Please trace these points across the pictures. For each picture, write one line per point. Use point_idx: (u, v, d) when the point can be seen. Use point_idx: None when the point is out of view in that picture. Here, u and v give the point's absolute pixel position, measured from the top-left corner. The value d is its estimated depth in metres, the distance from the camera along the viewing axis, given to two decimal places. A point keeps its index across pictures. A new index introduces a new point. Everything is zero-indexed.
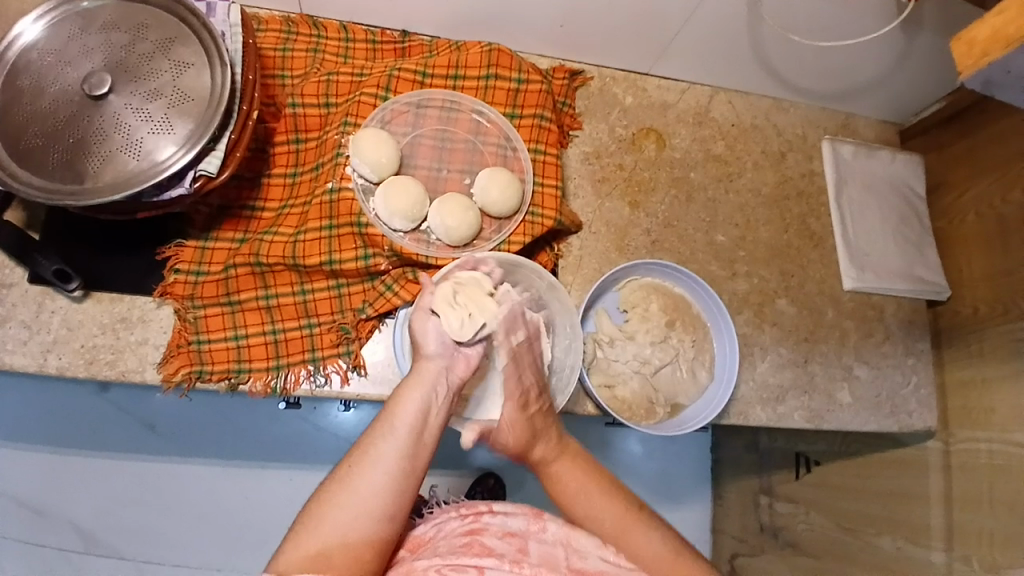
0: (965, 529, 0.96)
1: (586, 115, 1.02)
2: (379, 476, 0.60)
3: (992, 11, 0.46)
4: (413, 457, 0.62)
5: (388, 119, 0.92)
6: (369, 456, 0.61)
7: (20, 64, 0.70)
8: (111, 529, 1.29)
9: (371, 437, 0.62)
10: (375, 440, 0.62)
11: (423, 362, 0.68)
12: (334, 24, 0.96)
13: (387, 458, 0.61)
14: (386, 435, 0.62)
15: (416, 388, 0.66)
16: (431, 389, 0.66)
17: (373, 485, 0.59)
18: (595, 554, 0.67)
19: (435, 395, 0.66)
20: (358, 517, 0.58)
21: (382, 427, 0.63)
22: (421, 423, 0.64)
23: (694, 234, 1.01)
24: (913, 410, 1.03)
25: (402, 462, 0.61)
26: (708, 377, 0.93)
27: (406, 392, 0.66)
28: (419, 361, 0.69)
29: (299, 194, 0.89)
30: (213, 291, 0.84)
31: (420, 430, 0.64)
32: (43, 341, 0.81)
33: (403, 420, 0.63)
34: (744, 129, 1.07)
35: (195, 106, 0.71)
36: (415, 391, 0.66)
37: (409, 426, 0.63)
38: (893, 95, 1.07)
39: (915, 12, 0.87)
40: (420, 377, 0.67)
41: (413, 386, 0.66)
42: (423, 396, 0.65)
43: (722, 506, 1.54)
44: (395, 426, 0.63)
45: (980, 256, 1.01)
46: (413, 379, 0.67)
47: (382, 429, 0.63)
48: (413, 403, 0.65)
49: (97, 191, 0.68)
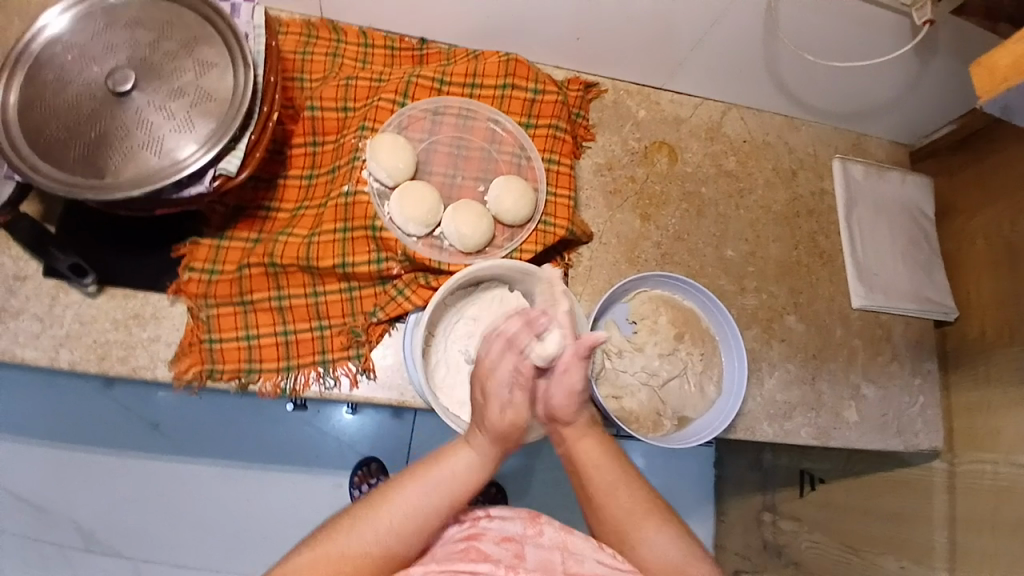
0: (969, 552, 0.96)
1: (600, 127, 1.02)
2: (401, 520, 0.62)
3: (1015, 37, 0.47)
4: (438, 515, 0.63)
5: (404, 125, 0.92)
6: (398, 496, 0.63)
7: (44, 58, 0.71)
8: (109, 526, 1.29)
9: (413, 477, 0.64)
10: (410, 483, 0.63)
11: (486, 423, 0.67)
12: (353, 30, 0.97)
13: (415, 504, 0.62)
14: (424, 483, 0.63)
15: (467, 450, 0.66)
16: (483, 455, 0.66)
17: (393, 525, 0.61)
18: (592, 557, 0.66)
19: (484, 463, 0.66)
20: (369, 544, 0.60)
21: (423, 473, 0.64)
22: (458, 484, 0.64)
23: (704, 248, 1.01)
24: (919, 431, 1.02)
25: (427, 514, 0.62)
26: (716, 391, 0.93)
27: (458, 450, 0.66)
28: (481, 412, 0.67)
29: (314, 196, 0.90)
30: (226, 290, 0.85)
31: (457, 491, 0.64)
32: (55, 334, 0.81)
33: (444, 476, 0.64)
34: (756, 146, 1.08)
35: (217, 106, 0.72)
36: (464, 450, 0.66)
37: (449, 484, 0.64)
38: (904, 117, 1.08)
39: (930, 36, 0.88)
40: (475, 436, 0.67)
41: (467, 448, 0.66)
42: (472, 461, 0.65)
43: (723, 523, 1.53)
44: (434, 476, 0.64)
45: (989, 279, 1.01)
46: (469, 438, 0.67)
47: (422, 475, 0.64)
48: (459, 464, 0.65)
49: (116, 185, 0.68)
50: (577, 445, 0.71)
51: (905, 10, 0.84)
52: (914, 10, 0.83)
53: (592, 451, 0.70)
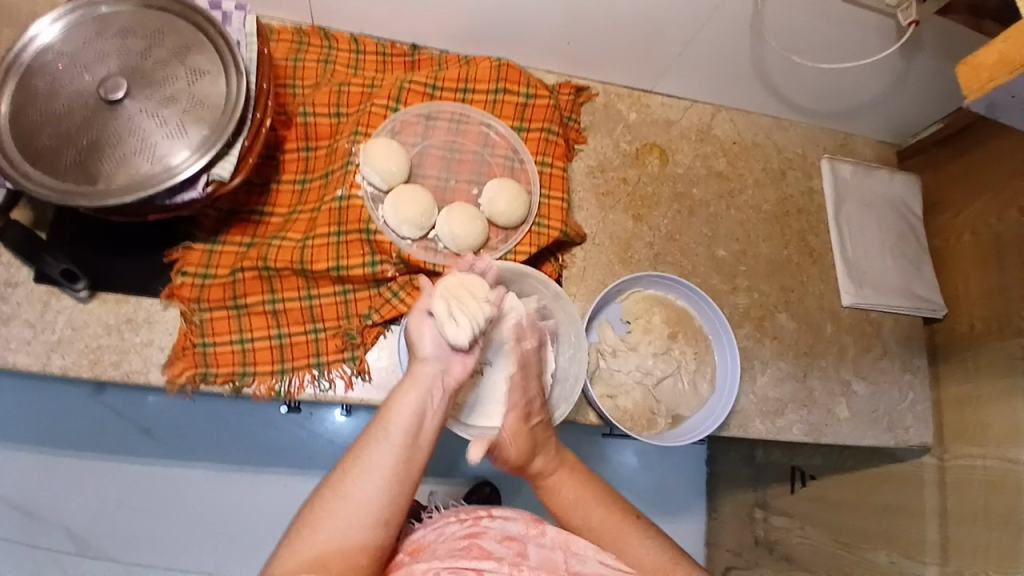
0: (959, 544, 0.97)
1: (591, 130, 1.03)
2: (372, 484, 0.59)
3: (1000, 36, 0.48)
4: (405, 462, 0.61)
5: (398, 130, 0.93)
6: (359, 463, 0.60)
7: (34, 66, 0.71)
8: (103, 533, 1.28)
9: (365, 443, 0.61)
10: (366, 446, 0.61)
11: (421, 363, 0.66)
12: (344, 37, 0.98)
13: (378, 463, 0.60)
14: (378, 440, 0.61)
15: (411, 390, 0.64)
16: (427, 394, 0.64)
17: (365, 491, 0.59)
18: (593, 557, 0.66)
19: (432, 399, 0.64)
20: (349, 519, 0.57)
21: (375, 431, 0.62)
22: (412, 426, 0.62)
23: (696, 248, 1.02)
24: (909, 426, 1.04)
25: (394, 465, 0.60)
26: (709, 390, 0.94)
27: (400, 394, 0.64)
28: (414, 362, 0.66)
29: (308, 201, 0.90)
30: (219, 294, 0.85)
31: (414, 432, 0.62)
32: (47, 340, 0.81)
33: (395, 424, 0.62)
34: (746, 146, 1.09)
35: (210, 112, 0.72)
36: (407, 392, 0.64)
37: (405, 429, 0.62)
38: (891, 116, 1.10)
39: (915, 35, 0.90)
40: (413, 377, 0.65)
41: (409, 388, 0.64)
42: (417, 397, 0.64)
43: (717, 521, 1.54)
44: (388, 430, 0.61)
45: (976, 274, 1.03)
46: (408, 382, 0.65)
47: (375, 435, 0.61)
48: (407, 407, 0.63)
49: (109, 192, 0.68)
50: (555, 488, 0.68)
51: (890, 11, 0.85)
52: (899, 10, 0.84)
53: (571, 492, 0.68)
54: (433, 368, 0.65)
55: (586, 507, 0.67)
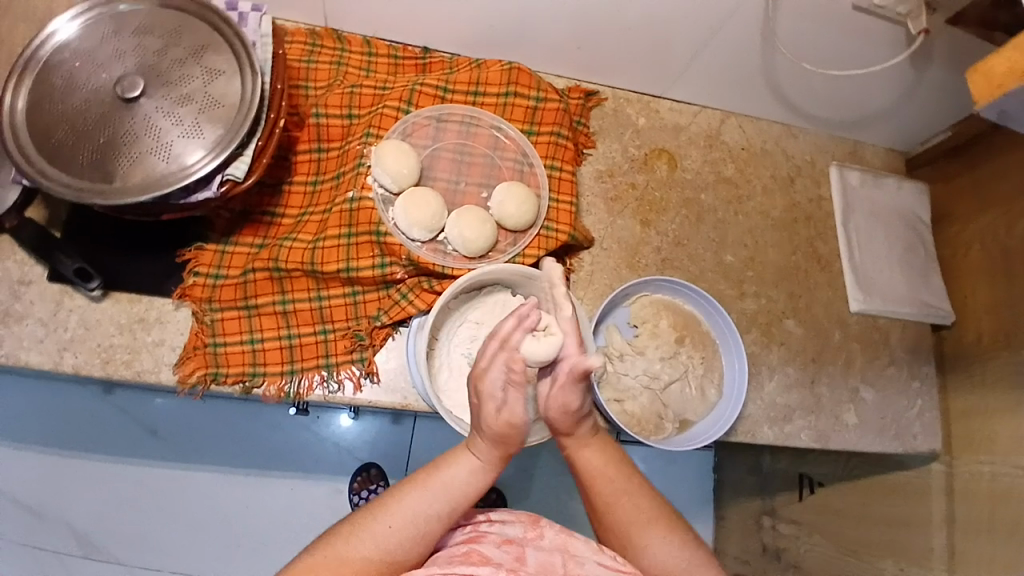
0: (967, 553, 0.96)
1: (600, 135, 1.04)
2: (400, 529, 0.61)
3: (1010, 45, 0.48)
4: (439, 526, 0.63)
5: (408, 132, 0.94)
6: (397, 506, 0.62)
7: (52, 64, 0.72)
8: (108, 534, 1.28)
9: (409, 487, 0.63)
10: (408, 492, 0.63)
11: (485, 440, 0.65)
12: (357, 39, 0.98)
13: (416, 514, 0.62)
14: (423, 492, 0.63)
15: (466, 458, 0.66)
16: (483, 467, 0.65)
17: (392, 534, 0.61)
18: (592, 559, 0.65)
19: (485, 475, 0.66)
20: (369, 552, 0.59)
21: (423, 482, 0.64)
22: (461, 493, 0.64)
23: (704, 254, 1.03)
24: (917, 434, 1.03)
25: (429, 524, 0.62)
26: (717, 395, 0.94)
27: (458, 458, 0.66)
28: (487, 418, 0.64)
29: (319, 202, 0.91)
30: (231, 294, 0.85)
31: (459, 500, 0.64)
32: (60, 338, 0.81)
33: (444, 484, 0.63)
34: (753, 153, 1.10)
35: (225, 112, 0.72)
36: (464, 458, 0.66)
37: (450, 491, 0.63)
38: (900, 124, 1.10)
39: (925, 44, 0.90)
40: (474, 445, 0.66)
41: (466, 457, 0.66)
42: (473, 470, 0.65)
43: (723, 529, 1.53)
44: (435, 485, 0.63)
45: (984, 283, 1.03)
46: (468, 447, 0.66)
47: (422, 485, 0.63)
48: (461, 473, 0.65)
49: (125, 190, 0.69)
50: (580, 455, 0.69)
51: (900, 20, 0.86)
52: (909, 19, 0.85)
53: (592, 461, 0.69)
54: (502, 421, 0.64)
55: (607, 479, 0.68)
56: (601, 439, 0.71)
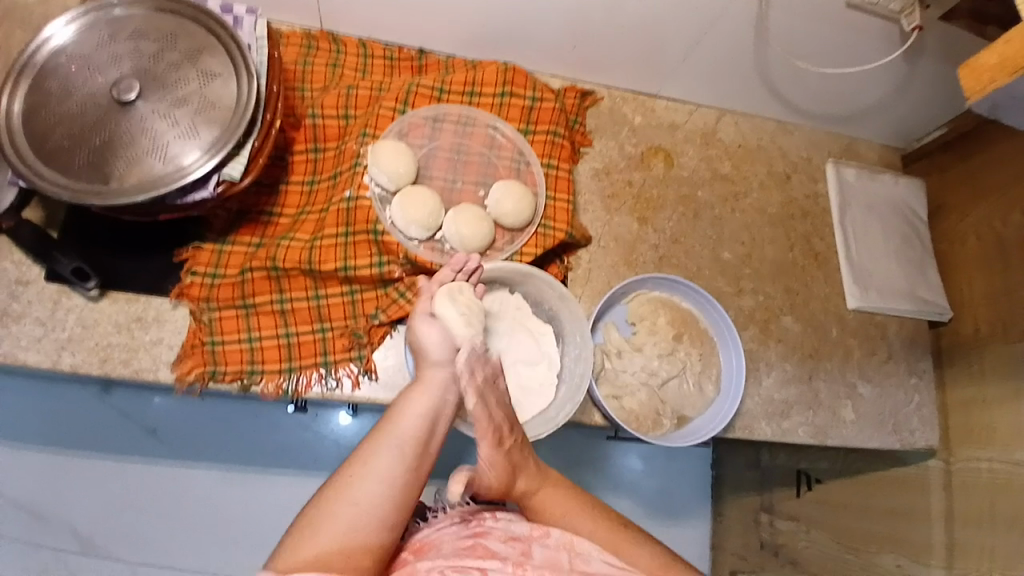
0: (965, 546, 0.97)
1: (596, 133, 1.04)
2: (374, 484, 0.59)
3: (1000, 40, 0.48)
4: (409, 469, 0.61)
5: (405, 131, 0.93)
6: (366, 464, 0.60)
7: (48, 67, 0.72)
8: (109, 533, 1.29)
9: (374, 442, 0.62)
10: (369, 448, 0.61)
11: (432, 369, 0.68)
12: (353, 41, 0.99)
13: (382, 466, 0.60)
14: (384, 442, 0.62)
15: (420, 394, 0.66)
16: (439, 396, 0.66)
17: (369, 493, 0.59)
18: (598, 558, 0.66)
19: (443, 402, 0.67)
20: (350, 520, 0.57)
21: (382, 433, 0.63)
22: (418, 429, 0.63)
23: (701, 250, 1.03)
24: (915, 429, 1.04)
25: (397, 470, 0.61)
26: (715, 390, 0.94)
27: (412, 395, 0.66)
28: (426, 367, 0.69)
29: (316, 201, 0.91)
30: (229, 293, 0.86)
31: (419, 439, 0.63)
32: (58, 338, 0.82)
33: (400, 429, 0.63)
34: (750, 149, 1.10)
35: (221, 114, 0.73)
36: (417, 395, 0.66)
37: (412, 431, 0.63)
38: (896, 120, 1.10)
39: (920, 39, 0.90)
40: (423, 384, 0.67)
41: (418, 391, 0.66)
42: (427, 400, 0.65)
43: (722, 525, 1.54)
44: (398, 431, 0.62)
45: (980, 278, 1.03)
46: (418, 385, 0.67)
47: (384, 437, 0.62)
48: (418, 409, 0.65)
49: (121, 191, 0.69)
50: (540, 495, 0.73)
51: (894, 18, 0.86)
52: (902, 16, 0.86)
53: (557, 502, 0.73)
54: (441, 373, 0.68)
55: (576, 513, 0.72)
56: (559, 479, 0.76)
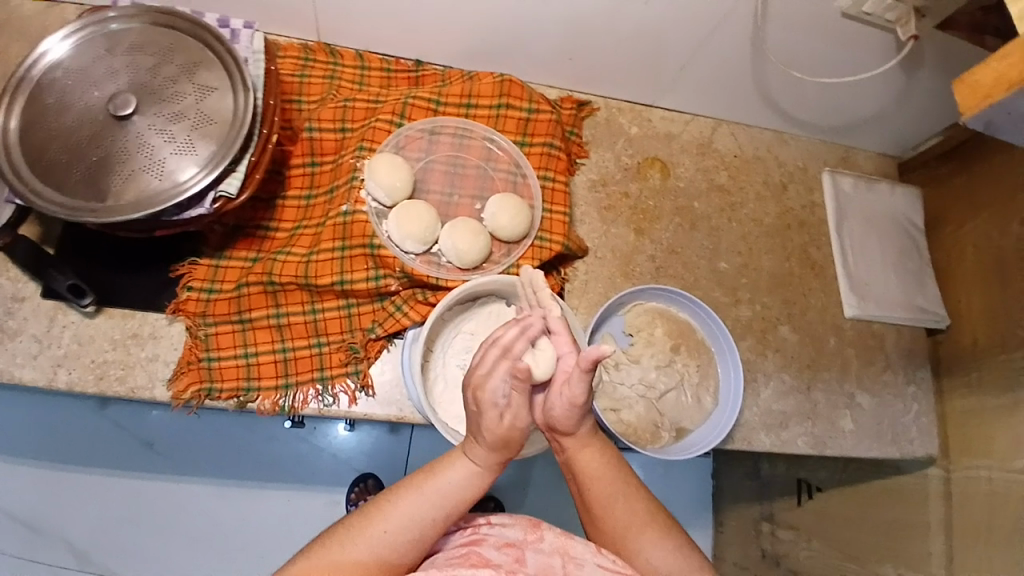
0: (965, 557, 0.96)
1: (593, 144, 1.04)
2: (394, 533, 0.59)
3: (995, 56, 0.49)
4: (435, 530, 0.60)
5: (402, 145, 0.94)
6: (392, 511, 0.60)
7: (44, 82, 0.73)
8: (105, 549, 1.27)
9: (404, 492, 0.61)
10: (400, 498, 0.60)
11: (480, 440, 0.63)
12: (350, 53, 0.99)
13: (407, 520, 0.59)
14: (417, 498, 0.60)
15: (462, 460, 0.63)
16: (481, 470, 0.63)
17: (389, 539, 0.58)
18: (591, 561, 0.64)
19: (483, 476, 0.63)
20: (361, 560, 0.57)
21: (415, 485, 0.62)
22: (456, 497, 0.61)
23: (698, 261, 1.03)
24: (914, 438, 1.03)
25: (420, 529, 0.59)
26: (713, 402, 0.94)
27: (451, 459, 0.64)
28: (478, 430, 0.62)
29: (312, 215, 0.91)
30: (224, 309, 0.85)
31: (452, 505, 0.61)
32: (53, 355, 0.81)
33: (437, 490, 0.61)
34: (746, 160, 1.10)
35: (218, 129, 0.73)
36: (460, 462, 0.63)
37: (445, 497, 0.61)
38: (891, 130, 1.11)
39: (914, 49, 0.91)
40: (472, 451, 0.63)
41: (458, 459, 0.64)
42: (470, 474, 0.63)
43: (723, 535, 1.53)
44: (431, 490, 0.61)
45: (977, 286, 1.03)
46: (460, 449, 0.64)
47: (417, 490, 0.61)
48: (458, 476, 0.62)
49: (118, 208, 0.69)
50: (581, 455, 0.69)
51: (889, 26, 0.86)
52: (898, 26, 0.86)
53: (595, 461, 0.68)
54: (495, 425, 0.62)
55: (608, 479, 0.68)
56: (602, 440, 0.70)
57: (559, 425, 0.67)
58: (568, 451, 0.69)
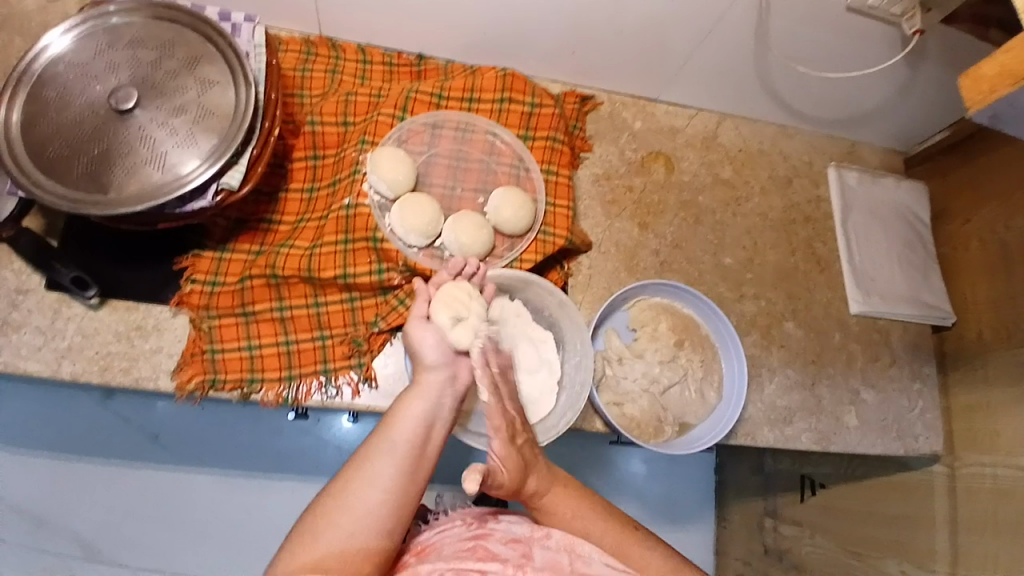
0: (970, 553, 0.96)
1: (597, 138, 1.04)
2: (374, 495, 0.57)
3: (1000, 49, 0.48)
4: (410, 477, 0.59)
5: (405, 138, 0.93)
6: (364, 472, 0.58)
7: (46, 76, 0.72)
8: (111, 538, 1.28)
9: (371, 450, 0.60)
10: (368, 460, 0.59)
11: (428, 373, 0.66)
12: (352, 46, 0.99)
13: (382, 479, 0.58)
14: (385, 453, 0.59)
15: (417, 400, 0.63)
16: (436, 401, 0.64)
17: (368, 500, 0.57)
18: (599, 560, 0.64)
19: (439, 406, 0.64)
20: (352, 533, 0.56)
21: (381, 441, 0.60)
22: (418, 436, 0.61)
23: (702, 256, 1.02)
24: (919, 435, 1.03)
25: (399, 483, 0.59)
26: (717, 397, 0.94)
27: (407, 401, 0.63)
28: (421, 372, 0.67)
29: (316, 209, 0.91)
30: (228, 301, 0.85)
31: (420, 447, 0.61)
32: (58, 347, 0.82)
33: (402, 435, 0.60)
34: (751, 154, 1.09)
35: (219, 122, 0.73)
36: (416, 401, 0.63)
37: (411, 438, 0.60)
38: (898, 125, 1.10)
39: (920, 44, 0.90)
40: (422, 387, 0.65)
41: (413, 398, 0.64)
42: (425, 407, 0.63)
43: (725, 530, 1.53)
44: (396, 439, 0.60)
45: (983, 282, 1.02)
46: (415, 389, 0.64)
47: (382, 443, 0.60)
48: (416, 414, 0.62)
49: (120, 201, 0.69)
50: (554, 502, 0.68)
51: (894, 21, 0.86)
52: (903, 19, 0.85)
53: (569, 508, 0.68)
54: (437, 376, 0.66)
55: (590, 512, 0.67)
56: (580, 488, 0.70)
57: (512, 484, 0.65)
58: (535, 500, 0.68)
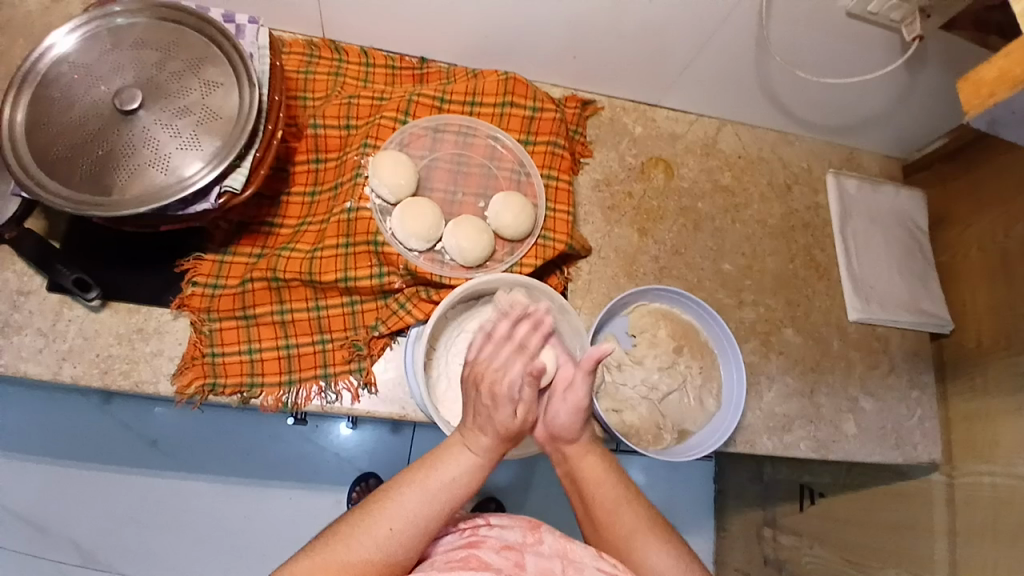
0: (970, 562, 0.95)
1: (597, 144, 1.04)
2: (401, 531, 0.59)
3: (999, 54, 0.49)
4: (439, 522, 0.61)
5: (406, 142, 0.94)
6: (396, 505, 0.59)
7: (51, 77, 0.73)
8: (112, 547, 1.28)
9: (406, 486, 0.61)
10: (405, 491, 0.60)
11: (484, 433, 0.65)
12: (355, 49, 0.99)
13: (414, 514, 0.59)
14: (420, 491, 0.61)
15: (462, 452, 0.64)
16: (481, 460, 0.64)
17: (393, 534, 0.58)
18: (591, 564, 0.64)
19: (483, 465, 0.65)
20: (367, 555, 0.57)
21: (418, 480, 0.61)
22: (459, 488, 0.62)
23: (701, 262, 1.03)
24: (918, 442, 1.03)
25: (428, 523, 0.60)
26: (716, 404, 0.94)
27: (452, 449, 0.64)
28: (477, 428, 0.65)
29: (317, 212, 0.91)
30: (228, 305, 0.85)
31: (453, 495, 0.62)
32: (58, 349, 0.82)
33: (441, 482, 0.62)
34: (751, 161, 1.10)
35: (223, 125, 0.73)
36: (462, 452, 0.64)
37: (449, 489, 0.62)
38: (896, 132, 1.10)
39: (920, 51, 0.90)
40: (474, 441, 0.65)
41: (458, 449, 0.64)
42: (470, 464, 0.64)
43: (724, 538, 1.53)
44: (433, 484, 0.61)
45: (982, 290, 1.03)
46: (462, 434, 0.65)
47: (418, 482, 0.61)
48: (460, 468, 0.63)
49: (124, 203, 0.69)
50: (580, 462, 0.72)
51: (894, 26, 0.86)
52: (903, 25, 0.85)
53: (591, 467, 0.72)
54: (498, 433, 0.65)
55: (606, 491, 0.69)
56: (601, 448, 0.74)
57: (561, 431, 0.73)
58: (571, 460, 0.73)
